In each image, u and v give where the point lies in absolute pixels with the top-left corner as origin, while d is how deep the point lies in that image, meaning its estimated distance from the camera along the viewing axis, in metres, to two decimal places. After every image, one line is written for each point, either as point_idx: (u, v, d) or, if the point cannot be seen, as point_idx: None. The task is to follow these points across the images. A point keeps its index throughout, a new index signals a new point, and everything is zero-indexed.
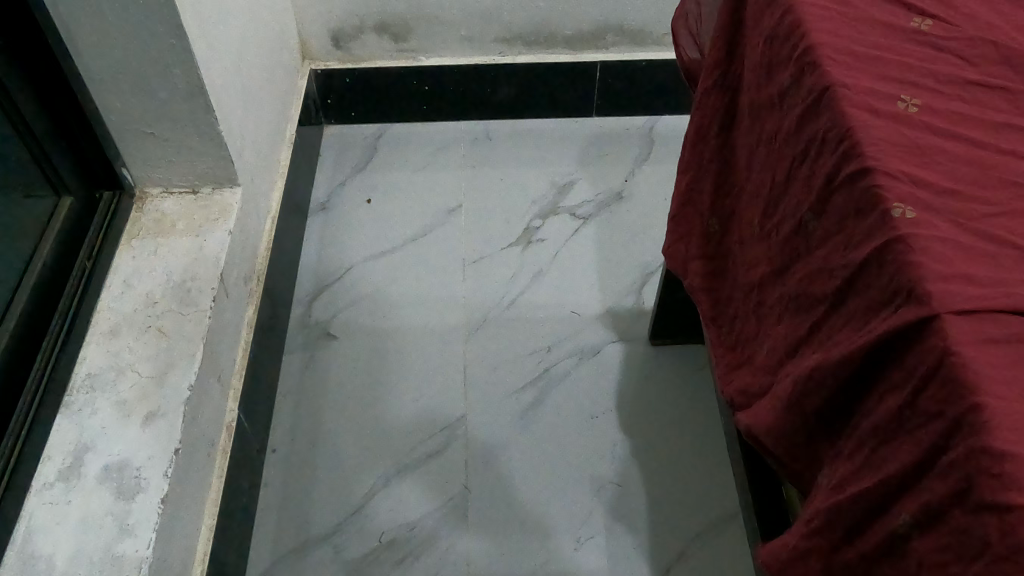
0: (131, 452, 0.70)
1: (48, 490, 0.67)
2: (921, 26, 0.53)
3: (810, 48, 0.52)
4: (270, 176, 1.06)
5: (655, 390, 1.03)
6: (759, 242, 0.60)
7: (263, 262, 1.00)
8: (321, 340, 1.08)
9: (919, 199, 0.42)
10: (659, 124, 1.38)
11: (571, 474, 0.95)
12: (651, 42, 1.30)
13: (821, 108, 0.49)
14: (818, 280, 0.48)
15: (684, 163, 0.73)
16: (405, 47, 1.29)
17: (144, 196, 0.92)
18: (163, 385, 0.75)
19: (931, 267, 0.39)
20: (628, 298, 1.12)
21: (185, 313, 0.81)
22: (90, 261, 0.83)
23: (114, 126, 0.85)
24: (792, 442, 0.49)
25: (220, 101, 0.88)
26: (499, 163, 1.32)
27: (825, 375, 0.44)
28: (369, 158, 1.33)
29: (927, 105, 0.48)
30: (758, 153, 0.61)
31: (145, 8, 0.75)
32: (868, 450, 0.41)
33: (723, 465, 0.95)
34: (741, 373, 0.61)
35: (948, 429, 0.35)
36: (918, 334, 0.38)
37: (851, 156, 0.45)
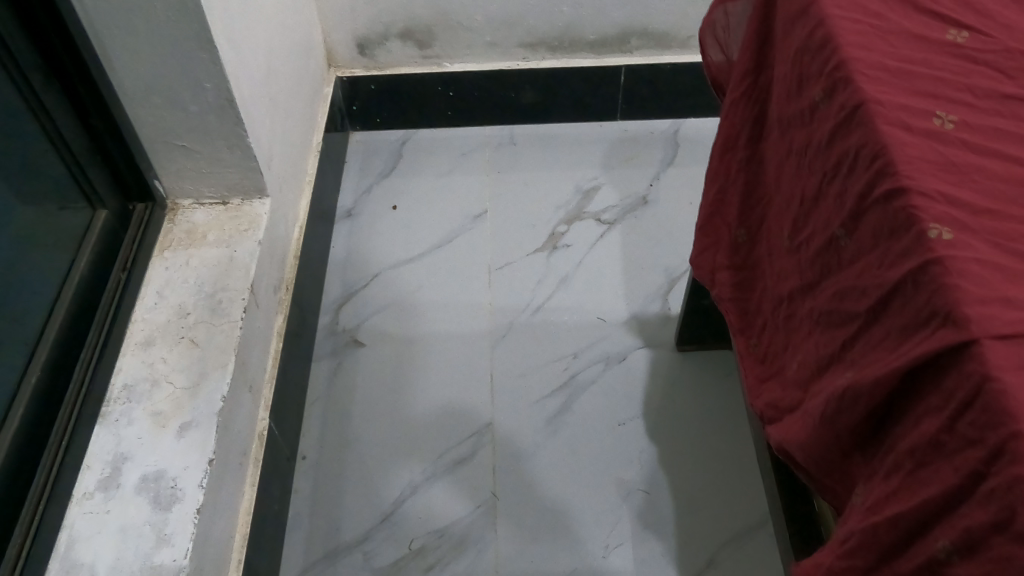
0: (167, 462, 0.71)
1: (89, 499, 0.69)
2: (957, 38, 0.53)
3: (842, 64, 0.52)
4: (297, 184, 1.07)
5: (683, 396, 1.02)
6: (789, 255, 0.59)
7: (291, 270, 1.01)
8: (350, 347, 1.09)
9: (956, 220, 0.42)
10: (684, 127, 1.37)
11: (598, 480, 0.95)
12: (676, 45, 1.29)
13: (854, 125, 0.49)
14: (850, 298, 0.48)
15: (712, 174, 0.73)
16: (430, 53, 1.30)
17: (176, 208, 0.93)
18: (196, 396, 0.76)
19: (969, 290, 0.38)
20: (655, 303, 1.12)
21: (217, 324, 0.82)
22: (125, 272, 0.85)
23: (147, 139, 0.86)
24: (825, 459, 0.49)
25: (249, 112, 0.89)
26: (524, 168, 1.32)
27: (858, 395, 0.44)
28: (394, 164, 1.34)
29: (963, 121, 0.47)
30: (788, 166, 0.60)
31: (177, 24, 0.75)
32: (904, 472, 0.40)
33: (753, 471, 0.95)
34: (770, 386, 0.61)
35: (989, 456, 0.35)
36: (956, 358, 0.37)
37: (884, 175, 0.45)
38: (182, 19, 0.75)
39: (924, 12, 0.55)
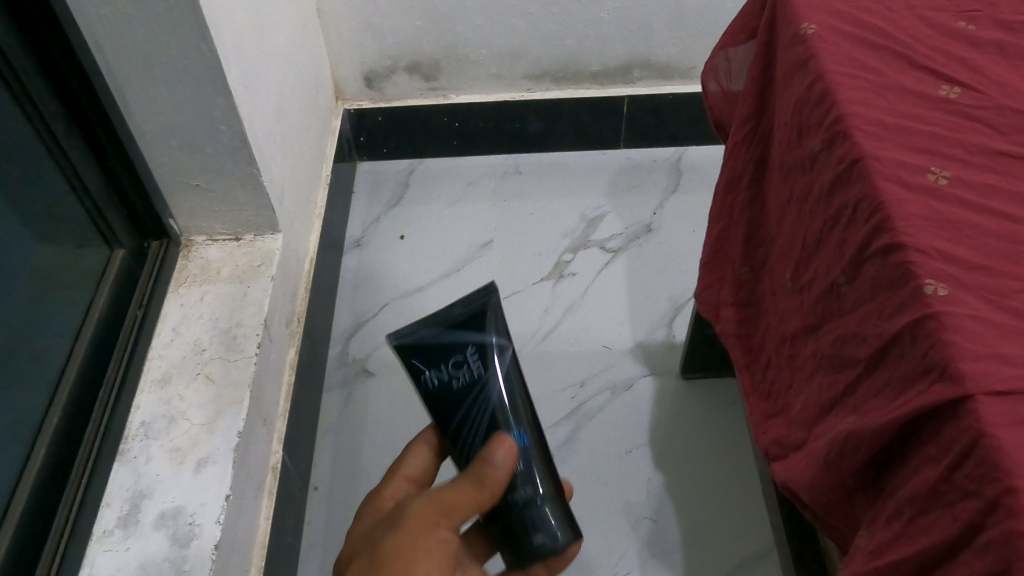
0: (185, 499, 0.72)
1: (108, 537, 0.69)
2: (950, 94, 0.55)
3: (841, 118, 0.54)
4: (308, 218, 1.09)
5: (690, 423, 1.04)
6: (792, 297, 0.61)
7: (303, 303, 1.02)
8: (359, 377, 1.10)
9: (951, 275, 0.44)
10: (686, 155, 1.40)
11: (606, 508, 0.96)
12: (677, 76, 1.32)
13: (853, 178, 0.51)
14: (851, 344, 0.50)
15: (715, 213, 0.75)
16: (436, 86, 1.32)
17: (190, 244, 0.95)
18: (213, 432, 0.77)
19: (965, 346, 0.40)
20: (660, 331, 1.14)
21: (232, 359, 0.83)
22: (141, 308, 0.85)
23: (163, 178, 0.88)
24: (828, 499, 0.50)
25: (263, 152, 0.91)
26: (530, 196, 1.34)
27: (861, 442, 0.46)
28: (401, 193, 1.36)
29: (957, 177, 0.49)
30: (790, 210, 0.62)
31: (194, 71, 0.77)
32: (905, 519, 0.42)
33: (759, 499, 0.96)
34: (775, 423, 0.62)
35: (984, 509, 0.36)
36: (952, 413, 0.39)
37: (883, 229, 0.47)
38: (198, 66, 0.77)
39: (918, 68, 0.58)
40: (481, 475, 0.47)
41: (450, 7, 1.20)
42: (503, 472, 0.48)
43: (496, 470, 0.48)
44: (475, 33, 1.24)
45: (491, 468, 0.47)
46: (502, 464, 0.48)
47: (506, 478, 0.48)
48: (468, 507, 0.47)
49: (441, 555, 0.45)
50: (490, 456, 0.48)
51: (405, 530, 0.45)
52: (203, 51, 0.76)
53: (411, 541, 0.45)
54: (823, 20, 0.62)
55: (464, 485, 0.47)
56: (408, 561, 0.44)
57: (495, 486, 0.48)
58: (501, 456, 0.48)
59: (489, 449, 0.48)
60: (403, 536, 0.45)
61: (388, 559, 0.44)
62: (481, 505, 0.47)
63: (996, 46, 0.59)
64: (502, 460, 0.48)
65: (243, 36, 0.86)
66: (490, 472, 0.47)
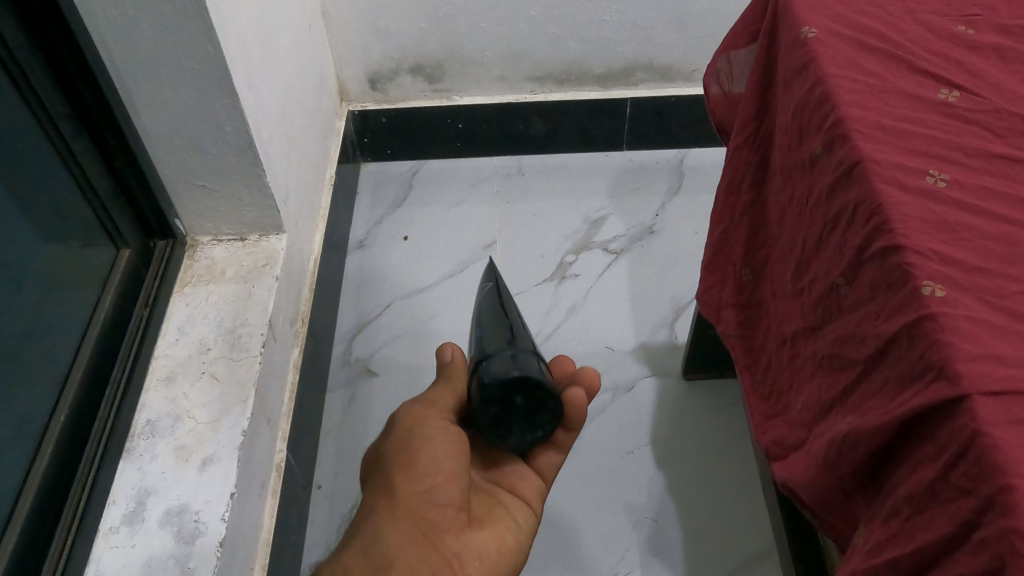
0: (190, 496, 0.72)
1: (114, 534, 0.69)
2: (948, 97, 0.56)
3: (841, 121, 0.54)
4: (312, 218, 1.10)
5: (691, 424, 1.04)
6: (792, 298, 0.62)
7: (306, 303, 1.03)
8: (363, 377, 1.11)
9: (948, 277, 0.44)
10: (688, 157, 1.40)
11: (608, 509, 0.97)
12: (680, 78, 1.33)
13: (852, 181, 0.52)
14: (850, 345, 0.50)
15: (716, 216, 0.75)
16: (440, 87, 1.33)
17: (195, 244, 0.95)
18: (218, 430, 0.77)
19: (961, 347, 0.40)
20: (662, 332, 1.15)
21: (237, 359, 0.83)
22: (147, 308, 0.86)
23: (168, 179, 0.88)
24: (828, 498, 0.51)
25: (268, 153, 0.92)
26: (533, 198, 1.35)
27: (859, 442, 0.46)
28: (405, 194, 1.37)
29: (955, 180, 0.50)
30: (791, 212, 0.63)
31: (200, 72, 0.78)
32: (902, 518, 0.42)
33: (759, 499, 0.97)
34: (775, 424, 0.63)
35: (980, 507, 0.36)
36: (949, 412, 0.39)
37: (881, 231, 0.48)
38: (204, 68, 0.77)
39: (917, 72, 0.59)
40: (446, 370, 0.59)
41: (454, 9, 1.20)
42: (460, 361, 0.59)
43: (449, 363, 0.59)
44: (479, 35, 1.25)
45: (446, 366, 0.59)
46: (452, 358, 0.59)
47: (463, 366, 0.59)
48: (445, 395, 0.57)
49: (441, 437, 0.54)
50: (443, 357, 0.59)
51: (398, 433, 0.56)
52: (209, 52, 0.76)
53: (406, 438, 0.55)
54: (823, 24, 0.63)
55: (438, 386, 0.58)
56: (408, 452, 0.54)
57: (459, 377, 0.58)
58: (451, 355, 0.59)
59: (439, 354, 0.60)
60: (397, 438, 0.55)
61: (392, 459, 0.55)
62: (461, 399, 0.57)
63: (995, 50, 0.60)
64: (452, 357, 0.59)
65: (248, 38, 0.86)
66: (450, 367, 0.58)
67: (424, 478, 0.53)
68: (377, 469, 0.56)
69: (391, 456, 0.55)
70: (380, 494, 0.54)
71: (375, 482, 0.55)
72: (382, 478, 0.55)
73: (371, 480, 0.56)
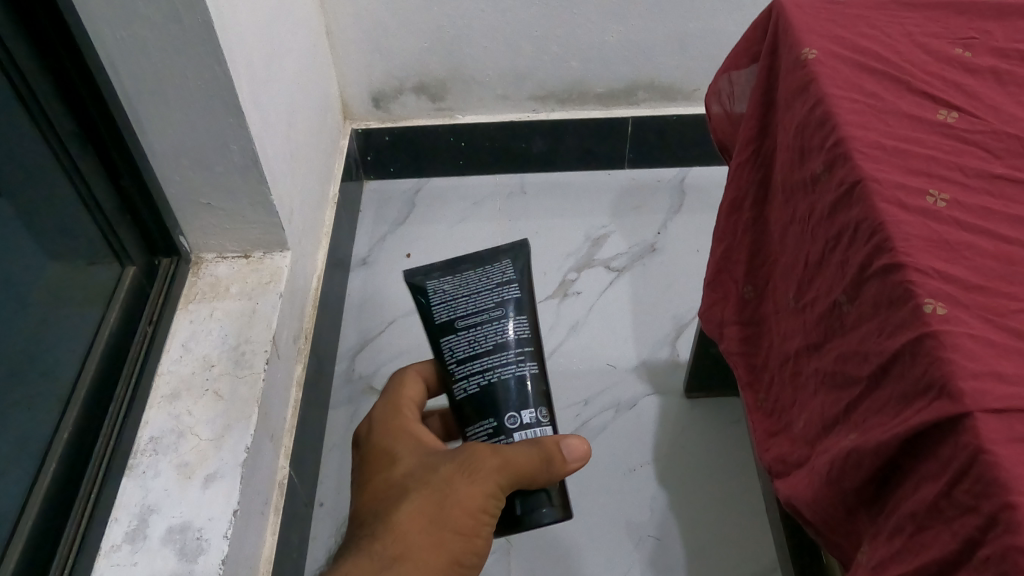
0: (193, 514, 0.71)
1: (116, 552, 0.69)
2: (947, 118, 0.57)
3: (842, 141, 0.55)
4: (315, 235, 1.10)
5: (692, 442, 1.04)
6: (794, 315, 0.62)
7: (310, 320, 1.03)
8: (365, 394, 1.11)
9: (950, 295, 0.45)
10: (689, 176, 1.41)
11: (610, 525, 0.97)
12: (681, 98, 1.34)
13: (853, 200, 0.52)
14: (852, 362, 0.51)
15: (718, 234, 0.76)
16: (443, 106, 1.34)
17: (199, 262, 0.95)
18: (221, 447, 0.76)
19: (963, 364, 0.41)
20: (664, 350, 1.15)
21: (240, 375, 0.82)
22: (151, 326, 0.85)
23: (173, 197, 0.89)
24: (832, 515, 0.51)
25: (273, 171, 0.92)
26: (535, 215, 1.36)
27: (862, 459, 0.46)
28: (408, 212, 1.38)
29: (954, 200, 0.51)
30: (793, 230, 0.63)
31: (207, 91, 0.78)
32: (906, 535, 0.42)
33: (762, 518, 0.97)
34: (777, 441, 0.63)
35: (984, 524, 0.37)
36: (951, 429, 0.40)
37: (883, 249, 0.48)
38: (212, 87, 0.78)
39: (917, 93, 0.59)
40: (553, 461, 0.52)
41: (457, 29, 1.22)
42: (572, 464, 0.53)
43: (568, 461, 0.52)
44: (482, 55, 1.26)
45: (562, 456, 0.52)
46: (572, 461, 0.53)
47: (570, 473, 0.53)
48: (535, 475, 0.51)
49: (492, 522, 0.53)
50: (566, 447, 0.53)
51: (473, 484, 0.51)
52: (215, 72, 0.77)
53: (476, 503, 0.52)
54: (823, 46, 0.64)
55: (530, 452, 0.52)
56: (474, 524, 0.52)
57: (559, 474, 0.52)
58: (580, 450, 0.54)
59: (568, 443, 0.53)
60: (459, 497, 0.52)
61: (453, 514, 0.52)
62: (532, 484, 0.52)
63: (992, 72, 0.60)
64: (573, 452, 0.53)
65: (254, 57, 0.87)
66: (564, 466, 0.52)
67: (469, 555, 0.53)
68: (416, 513, 0.52)
69: (444, 513, 0.52)
70: (420, 538, 0.51)
71: (391, 539, 0.51)
72: (423, 523, 0.52)
73: (404, 513, 0.52)
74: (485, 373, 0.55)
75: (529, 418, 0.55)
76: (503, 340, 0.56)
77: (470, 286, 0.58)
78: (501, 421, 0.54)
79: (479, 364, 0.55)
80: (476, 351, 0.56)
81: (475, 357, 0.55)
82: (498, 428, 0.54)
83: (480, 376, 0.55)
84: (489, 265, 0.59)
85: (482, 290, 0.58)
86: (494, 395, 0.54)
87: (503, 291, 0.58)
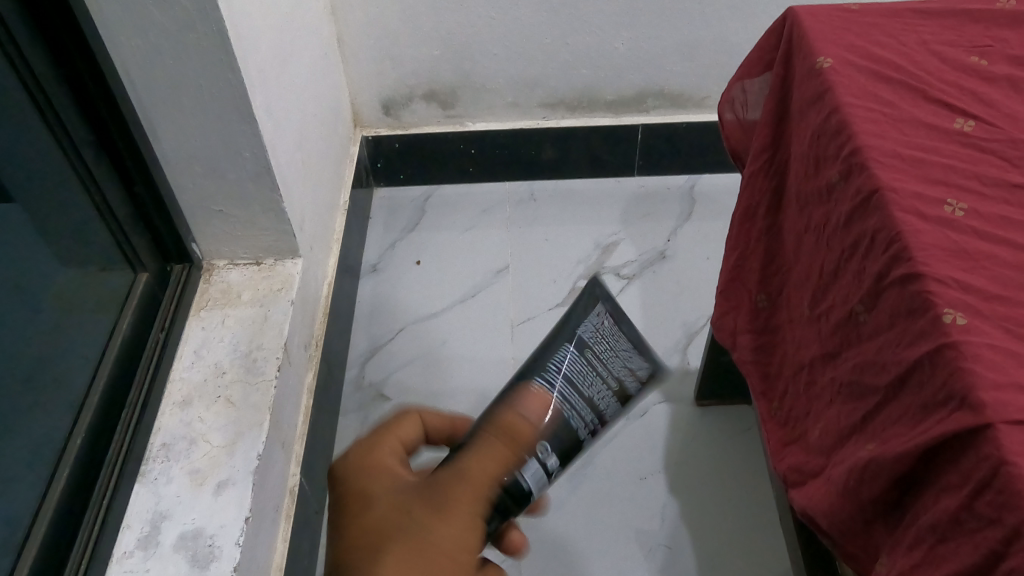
0: (205, 520, 0.71)
1: (128, 558, 0.68)
2: (964, 127, 0.57)
3: (858, 150, 0.55)
4: (326, 242, 1.10)
5: (704, 450, 1.04)
6: (809, 325, 0.61)
7: (320, 328, 1.03)
8: (376, 401, 1.11)
9: (969, 305, 0.44)
10: (699, 183, 1.42)
11: (622, 534, 0.96)
12: (691, 105, 1.35)
13: (870, 210, 0.52)
14: (869, 372, 0.50)
15: (732, 242, 0.76)
16: (453, 113, 1.35)
17: (211, 268, 0.95)
18: (233, 454, 0.76)
19: (984, 375, 0.40)
20: (674, 357, 1.15)
21: (253, 382, 0.82)
22: (164, 332, 0.85)
23: (187, 205, 0.88)
24: (849, 526, 0.50)
25: (285, 178, 0.92)
26: (545, 222, 1.36)
27: (880, 469, 0.46)
28: (417, 219, 1.38)
29: (972, 209, 0.50)
30: (808, 239, 0.63)
31: (220, 98, 0.78)
32: (927, 547, 0.42)
33: (776, 527, 0.96)
34: (792, 451, 0.62)
35: (1007, 536, 0.36)
36: (973, 440, 0.39)
37: (901, 259, 0.48)
38: (224, 94, 0.78)
39: (933, 102, 0.59)
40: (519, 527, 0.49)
41: (468, 37, 1.22)
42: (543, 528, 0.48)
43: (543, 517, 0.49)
44: (491, 62, 1.26)
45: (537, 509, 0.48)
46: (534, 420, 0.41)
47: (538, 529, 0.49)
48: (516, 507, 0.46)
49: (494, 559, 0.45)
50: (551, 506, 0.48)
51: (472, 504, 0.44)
52: (229, 80, 0.77)
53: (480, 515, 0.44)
54: (837, 54, 0.64)
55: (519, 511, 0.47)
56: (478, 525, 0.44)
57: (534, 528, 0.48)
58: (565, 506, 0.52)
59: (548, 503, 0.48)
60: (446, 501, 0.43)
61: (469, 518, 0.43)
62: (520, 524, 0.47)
63: (1008, 80, 0.60)
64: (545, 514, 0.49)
65: (267, 66, 0.88)
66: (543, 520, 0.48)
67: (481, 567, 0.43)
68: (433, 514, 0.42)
69: (462, 555, 0.40)
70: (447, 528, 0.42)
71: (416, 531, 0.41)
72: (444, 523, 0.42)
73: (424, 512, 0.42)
74: (596, 414, 0.41)
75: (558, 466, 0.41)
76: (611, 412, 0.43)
77: (613, 349, 0.41)
78: (529, 443, 0.41)
79: (587, 406, 0.41)
80: (584, 394, 0.41)
81: (579, 394, 0.41)
82: (524, 445, 0.41)
83: (562, 407, 0.41)
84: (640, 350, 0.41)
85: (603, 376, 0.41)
86: (553, 427, 0.41)
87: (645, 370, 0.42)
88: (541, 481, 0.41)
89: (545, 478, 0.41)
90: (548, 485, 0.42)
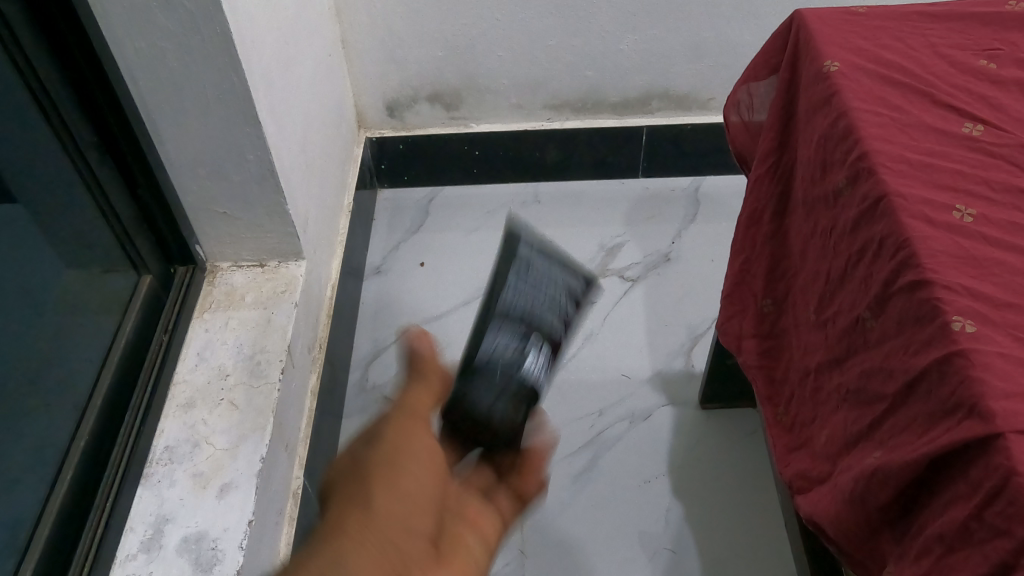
0: (208, 524, 0.70)
1: (131, 561, 0.68)
2: (973, 131, 0.56)
3: (866, 155, 0.55)
4: (329, 244, 1.10)
5: (708, 453, 1.04)
6: (815, 330, 0.61)
7: (324, 330, 1.03)
8: (379, 404, 1.11)
9: (979, 313, 0.44)
10: (703, 185, 1.41)
11: (627, 539, 0.96)
12: (696, 107, 1.34)
13: (877, 215, 0.52)
14: (876, 379, 0.50)
15: (737, 246, 0.76)
16: (457, 115, 1.35)
17: (214, 270, 0.94)
18: (236, 457, 0.75)
19: (994, 384, 0.40)
20: (678, 360, 1.14)
21: (256, 385, 0.82)
22: (167, 334, 0.85)
23: (190, 207, 0.88)
24: (854, 534, 0.50)
25: (289, 180, 0.92)
26: (549, 225, 1.36)
27: (887, 477, 0.45)
28: (421, 221, 1.38)
29: (982, 215, 0.50)
30: (814, 244, 0.63)
31: (223, 101, 0.78)
32: (935, 557, 0.41)
33: (780, 531, 0.96)
34: (798, 456, 0.62)
35: (1018, 548, 0.36)
36: (982, 450, 0.39)
37: (908, 266, 0.48)
38: (228, 96, 0.78)
39: (941, 105, 0.59)
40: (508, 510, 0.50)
41: (472, 39, 1.22)
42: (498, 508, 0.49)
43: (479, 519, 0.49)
44: (496, 64, 1.26)
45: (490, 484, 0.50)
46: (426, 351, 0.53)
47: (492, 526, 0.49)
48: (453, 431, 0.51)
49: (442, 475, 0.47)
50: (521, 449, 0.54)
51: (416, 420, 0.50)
52: (233, 83, 0.77)
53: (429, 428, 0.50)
54: (845, 58, 0.63)
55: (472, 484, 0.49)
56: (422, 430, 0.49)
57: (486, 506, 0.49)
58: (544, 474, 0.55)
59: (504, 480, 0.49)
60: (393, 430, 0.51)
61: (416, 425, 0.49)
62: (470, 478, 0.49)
63: (1017, 84, 0.60)
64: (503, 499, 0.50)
65: (271, 68, 0.88)
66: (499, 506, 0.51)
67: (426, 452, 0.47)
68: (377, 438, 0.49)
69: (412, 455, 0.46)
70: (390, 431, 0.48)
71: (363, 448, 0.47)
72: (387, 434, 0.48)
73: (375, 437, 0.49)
74: (550, 320, 0.55)
75: (541, 364, 0.54)
76: (558, 309, 0.56)
77: (548, 272, 0.57)
78: (512, 350, 0.53)
79: (541, 320, 0.55)
80: (536, 305, 0.55)
81: (536, 311, 0.55)
82: (508, 357, 0.53)
83: (524, 334, 0.54)
84: (572, 268, 0.59)
85: (549, 289, 0.56)
86: (529, 345, 0.54)
87: (576, 284, 0.58)
88: (537, 376, 0.54)
89: (537, 376, 0.53)
90: (542, 381, 0.54)
